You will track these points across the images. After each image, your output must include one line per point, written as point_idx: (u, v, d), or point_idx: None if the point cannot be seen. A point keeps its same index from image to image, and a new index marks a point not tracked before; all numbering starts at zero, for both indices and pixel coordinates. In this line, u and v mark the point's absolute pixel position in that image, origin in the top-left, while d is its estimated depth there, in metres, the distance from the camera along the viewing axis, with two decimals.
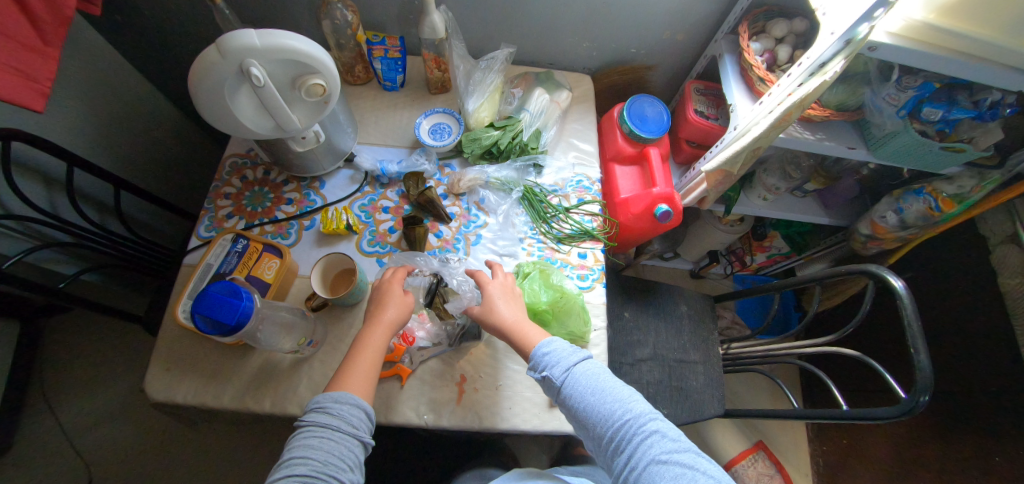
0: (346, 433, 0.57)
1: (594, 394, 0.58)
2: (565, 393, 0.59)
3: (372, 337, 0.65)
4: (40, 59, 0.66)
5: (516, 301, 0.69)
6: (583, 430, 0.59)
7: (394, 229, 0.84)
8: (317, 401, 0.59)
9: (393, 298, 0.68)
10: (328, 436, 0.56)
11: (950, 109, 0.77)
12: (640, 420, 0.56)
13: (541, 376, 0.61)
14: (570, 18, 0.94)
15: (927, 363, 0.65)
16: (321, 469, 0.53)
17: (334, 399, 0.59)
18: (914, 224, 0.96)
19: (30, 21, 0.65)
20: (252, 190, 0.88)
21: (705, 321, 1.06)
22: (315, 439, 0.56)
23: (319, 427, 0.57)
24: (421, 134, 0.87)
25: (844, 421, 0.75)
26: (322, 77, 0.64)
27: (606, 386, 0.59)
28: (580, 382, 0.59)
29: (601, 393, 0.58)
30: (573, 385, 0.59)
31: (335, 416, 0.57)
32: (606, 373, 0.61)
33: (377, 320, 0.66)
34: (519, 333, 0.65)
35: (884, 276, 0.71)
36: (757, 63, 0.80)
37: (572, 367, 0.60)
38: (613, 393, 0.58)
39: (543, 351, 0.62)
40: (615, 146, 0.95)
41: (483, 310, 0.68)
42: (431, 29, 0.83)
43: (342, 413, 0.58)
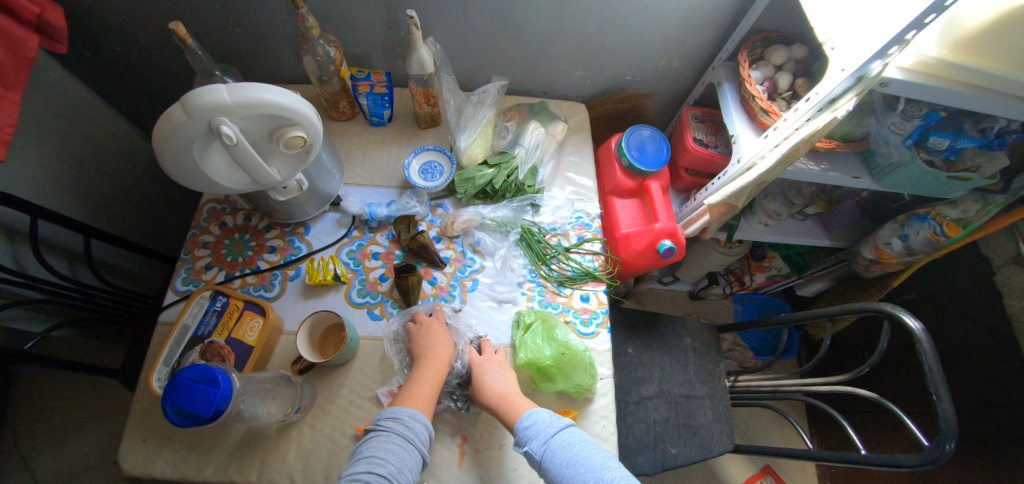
0: (414, 447, 0.57)
1: (569, 466, 0.56)
2: (544, 468, 0.57)
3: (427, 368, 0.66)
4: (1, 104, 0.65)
5: (506, 373, 0.69)
6: None
7: (385, 277, 0.79)
8: (392, 411, 0.60)
9: (439, 334, 0.70)
10: (402, 446, 0.57)
11: (958, 138, 0.74)
12: None
13: (523, 451, 0.59)
14: (564, 47, 0.91)
15: (950, 411, 0.62)
16: (392, 477, 0.53)
17: (408, 413, 0.60)
18: (920, 251, 0.94)
19: None
20: (232, 239, 0.82)
21: (711, 353, 1.02)
22: (390, 446, 0.57)
23: (393, 436, 0.58)
24: (411, 175, 0.83)
25: (863, 466, 0.72)
26: (303, 129, 0.60)
27: (583, 455, 0.57)
28: (557, 455, 0.57)
29: (577, 463, 0.56)
30: (551, 458, 0.57)
31: (410, 428, 0.58)
32: (586, 442, 0.59)
33: (425, 354, 0.67)
34: (507, 408, 0.63)
35: (901, 316, 0.69)
36: (759, 95, 0.77)
37: (550, 439, 0.58)
38: (588, 463, 0.56)
39: (524, 424, 0.60)
40: (613, 179, 0.92)
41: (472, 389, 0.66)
42: (420, 65, 0.79)
43: (415, 426, 0.59)
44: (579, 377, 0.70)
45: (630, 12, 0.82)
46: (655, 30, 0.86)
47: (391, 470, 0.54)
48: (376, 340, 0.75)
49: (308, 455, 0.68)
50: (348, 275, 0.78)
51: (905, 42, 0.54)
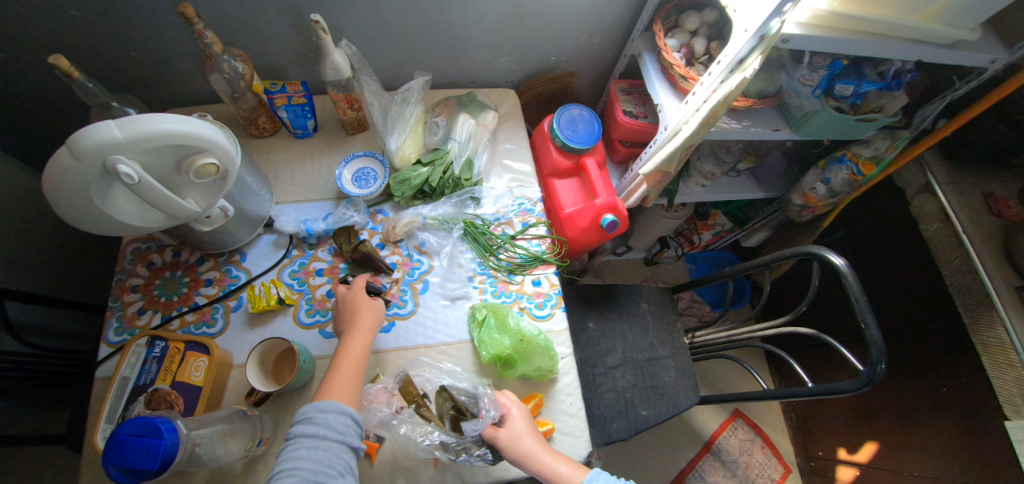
0: (332, 440, 0.57)
1: None
2: None
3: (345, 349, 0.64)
4: None
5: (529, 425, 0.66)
6: None
7: (333, 292, 0.77)
8: (304, 412, 0.58)
9: (363, 304, 0.68)
10: (316, 446, 0.56)
11: (859, 84, 0.79)
12: None
13: None
14: (484, 35, 0.90)
15: (877, 334, 0.67)
16: (311, 478, 0.54)
17: (319, 409, 0.58)
18: (842, 191, 1.00)
19: None
20: (161, 277, 0.78)
21: (668, 315, 1.07)
22: (304, 449, 0.56)
23: (307, 437, 0.56)
24: (343, 184, 0.81)
25: (811, 397, 0.78)
26: (214, 154, 0.58)
27: None
28: None
29: None
30: None
31: (324, 425, 0.57)
32: None
33: (354, 328, 0.66)
34: (548, 468, 0.63)
35: (827, 256, 0.74)
36: (677, 62, 0.79)
37: None
38: None
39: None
40: (551, 161, 0.92)
41: (511, 438, 0.63)
42: (334, 70, 0.76)
43: (327, 422, 0.57)
44: (537, 359, 0.72)
45: None
46: (572, 8, 0.87)
47: (307, 475, 0.54)
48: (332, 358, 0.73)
49: None
50: (293, 297, 0.76)
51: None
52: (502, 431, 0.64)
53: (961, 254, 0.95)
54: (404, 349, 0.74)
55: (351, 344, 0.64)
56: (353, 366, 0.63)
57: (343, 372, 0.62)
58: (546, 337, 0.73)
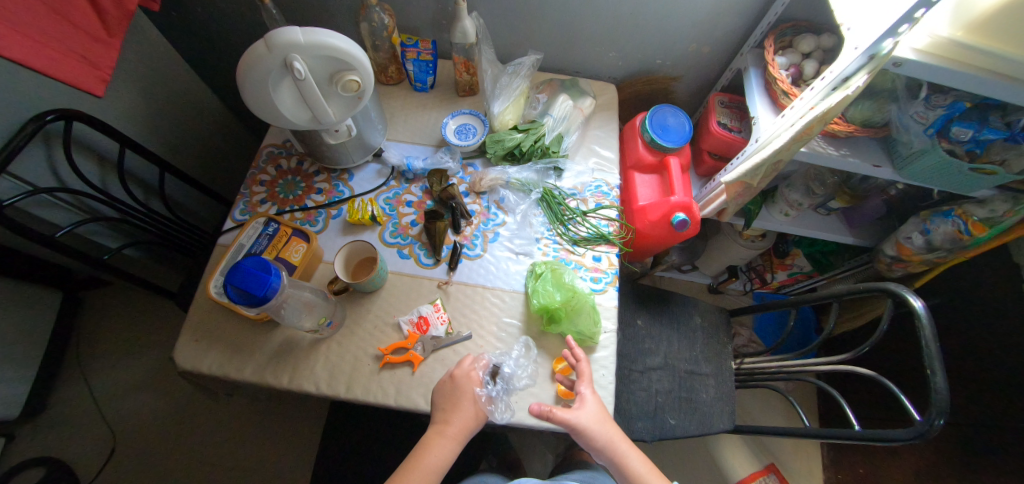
0: None
1: None
2: None
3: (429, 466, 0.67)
4: (103, 47, 0.75)
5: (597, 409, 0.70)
6: None
7: (416, 222, 0.87)
8: None
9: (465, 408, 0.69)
10: None
11: (981, 129, 0.75)
12: None
13: None
14: (597, 29, 0.97)
15: (944, 383, 0.63)
16: None
17: None
18: (941, 247, 0.94)
19: (97, 13, 0.73)
20: (285, 179, 0.92)
21: (718, 335, 1.05)
22: None
23: None
24: (446, 133, 0.91)
25: (854, 441, 0.74)
26: (359, 75, 0.70)
27: None
28: None
29: None
30: None
31: None
32: None
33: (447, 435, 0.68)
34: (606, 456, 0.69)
35: (905, 296, 0.70)
36: (782, 77, 0.81)
37: None
38: None
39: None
40: (635, 154, 0.96)
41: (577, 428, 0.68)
42: (462, 34, 0.88)
43: None
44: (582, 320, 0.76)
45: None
46: (685, 17, 0.91)
47: None
48: (402, 275, 0.82)
49: (334, 367, 0.77)
50: (383, 217, 0.86)
51: (915, 20, 0.57)
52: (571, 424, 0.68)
53: None
54: (465, 283, 0.81)
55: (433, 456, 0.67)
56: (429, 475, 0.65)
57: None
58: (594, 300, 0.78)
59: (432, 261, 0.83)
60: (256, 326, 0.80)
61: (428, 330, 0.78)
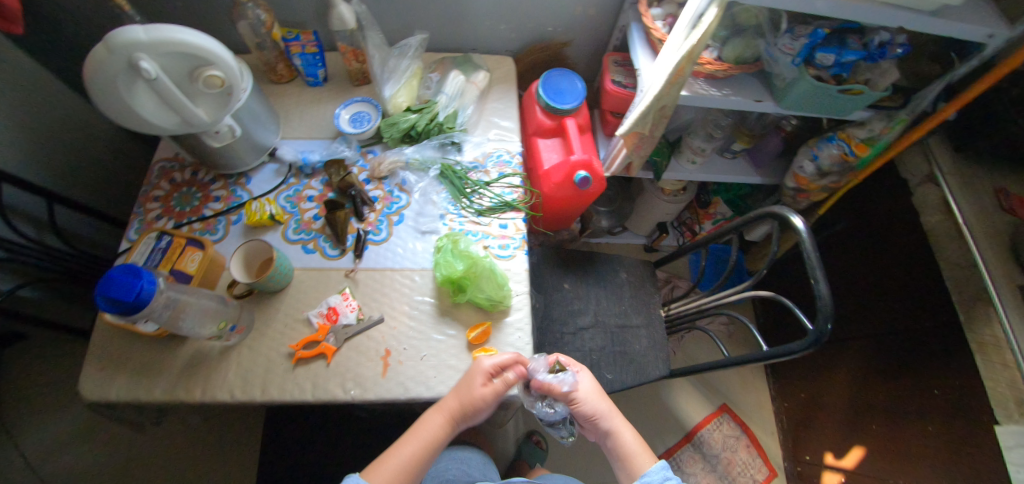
0: None
1: None
2: None
3: (429, 423, 0.69)
4: None
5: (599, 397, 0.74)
6: None
7: (319, 216, 0.86)
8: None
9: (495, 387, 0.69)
10: None
11: (841, 52, 0.79)
12: None
13: None
14: (482, 2, 0.97)
15: (825, 289, 0.66)
16: None
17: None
18: (831, 171, 0.99)
19: None
20: (180, 192, 0.89)
21: (645, 287, 1.08)
22: None
23: None
24: (340, 123, 0.90)
25: (763, 362, 0.77)
26: (220, 69, 0.68)
27: None
28: None
29: None
30: None
31: None
32: None
33: (438, 406, 0.70)
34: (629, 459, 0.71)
35: (787, 216, 0.73)
36: (655, 26, 0.84)
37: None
38: None
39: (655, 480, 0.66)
40: (535, 121, 0.98)
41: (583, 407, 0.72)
42: (340, 20, 0.87)
43: None
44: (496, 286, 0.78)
45: None
46: None
47: None
48: (308, 270, 0.81)
49: (247, 373, 0.75)
50: (284, 215, 0.85)
51: None
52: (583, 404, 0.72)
53: (960, 248, 0.92)
54: (373, 269, 0.81)
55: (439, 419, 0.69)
56: (416, 446, 0.68)
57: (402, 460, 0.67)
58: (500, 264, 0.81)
59: (338, 252, 0.83)
60: (162, 345, 0.77)
61: (339, 320, 0.77)
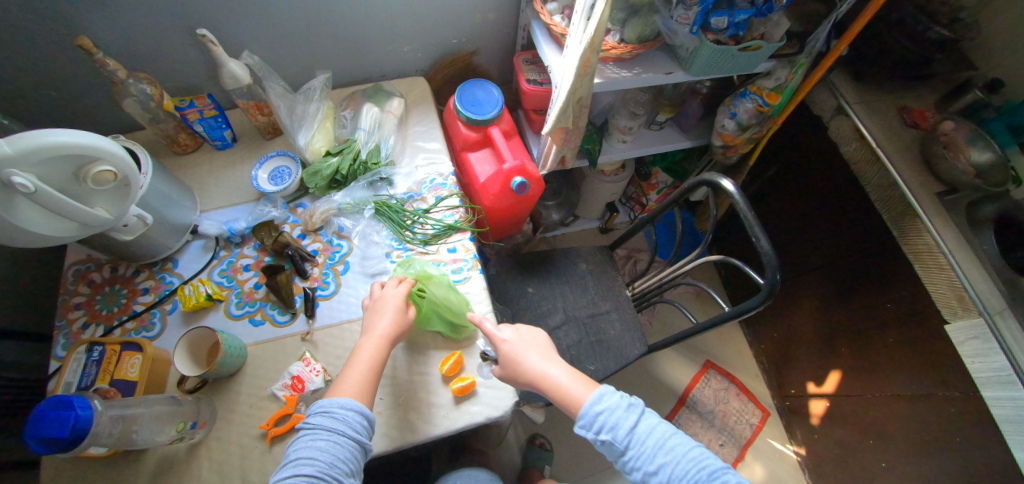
0: (350, 438, 0.60)
1: (660, 450, 0.62)
2: (627, 457, 0.63)
3: (365, 348, 0.68)
4: None
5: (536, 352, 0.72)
6: (636, 475, 0.63)
7: (259, 284, 0.82)
8: (323, 405, 0.62)
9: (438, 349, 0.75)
10: (334, 441, 0.59)
11: (732, 14, 0.82)
12: (687, 465, 0.60)
13: (602, 441, 0.64)
14: (380, 29, 0.95)
15: (766, 244, 0.69)
16: (326, 471, 0.57)
17: (339, 405, 0.61)
18: (751, 124, 1.03)
19: None
20: (103, 292, 0.82)
21: (607, 272, 1.10)
22: (322, 442, 0.59)
23: (325, 431, 0.60)
24: (258, 183, 0.85)
25: (728, 322, 0.79)
26: (109, 162, 0.62)
27: (665, 442, 0.62)
28: (643, 441, 0.62)
29: (664, 448, 0.62)
30: (635, 448, 0.62)
31: (338, 420, 0.60)
32: (665, 427, 0.64)
33: (370, 331, 0.69)
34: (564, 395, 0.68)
35: (719, 182, 0.76)
36: (554, 21, 0.84)
37: (632, 429, 0.63)
38: (656, 441, 0.62)
39: (594, 413, 0.65)
40: (460, 136, 0.96)
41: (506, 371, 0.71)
42: (233, 78, 0.83)
43: (347, 419, 0.61)
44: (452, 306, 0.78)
45: None
46: None
47: (322, 469, 0.57)
48: (262, 343, 0.78)
49: (221, 466, 0.69)
50: (221, 292, 0.80)
51: None
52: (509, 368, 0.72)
53: (880, 171, 1.00)
54: (329, 326, 0.78)
55: (376, 344, 0.68)
56: (367, 371, 0.66)
57: (350, 379, 0.65)
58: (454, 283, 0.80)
59: (288, 317, 0.79)
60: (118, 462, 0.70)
61: (306, 386, 0.73)
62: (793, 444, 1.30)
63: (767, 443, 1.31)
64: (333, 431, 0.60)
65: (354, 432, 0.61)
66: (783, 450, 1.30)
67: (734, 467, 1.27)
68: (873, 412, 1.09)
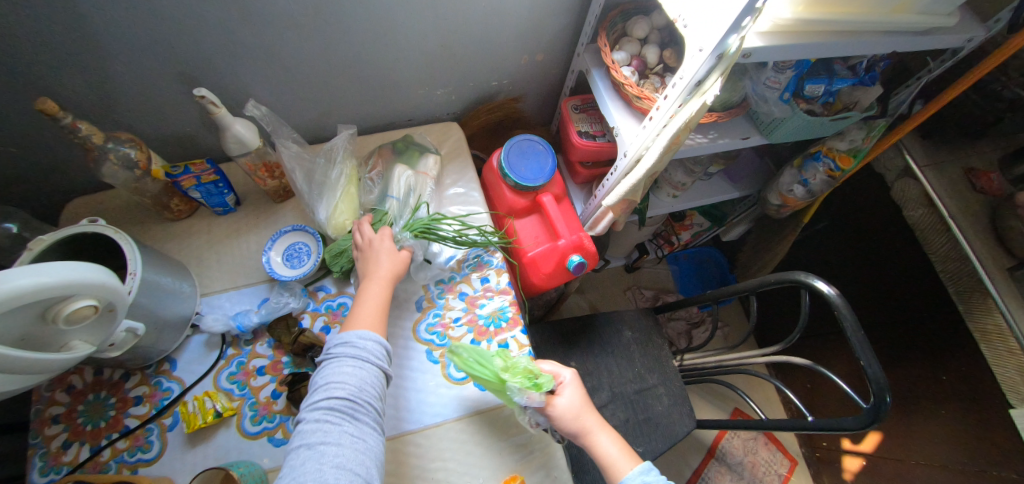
0: (375, 363, 0.60)
1: None
2: None
3: (370, 289, 0.66)
4: None
5: (584, 407, 0.68)
6: None
7: (278, 392, 0.69)
8: (339, 339, 0.60)
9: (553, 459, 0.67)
10: (360, 366, 0.58)
11: (831, 82, 0.73)
12: None
13: None
14: (413, 70, 0.82)
15: (880, 372, 0.61)
16: (358, 393, 0.56)
17: (357, 336, 0.60)
18: (821, 191, 0.95)
19: None
20: (86, 402, 0.68)
21: (652, 339, 1.01)
22: (349, 368, 0.58)
23: (351, 359, 0.59)
24: (273, 269, 0.72)
25: (812, 432, 0.73)
26: (86, 296, 0.48)
27: None
28: None
29: None
30: None
31: (362, 348, 0.60)
32: None
33: (372, 276, 0.67)
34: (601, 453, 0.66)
35: (813, 284, 0.68)
36: (628, 80, 0.72)
37: None
38: None
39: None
40: (505, 201, 0.84)
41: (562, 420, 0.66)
42: (238, 141, 0.68)
43: (369, 347, 0.60)
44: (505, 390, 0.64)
45: (475, 20, 0.75)
46: (505, 32, 0.79)
47: (352, 390, 0.56)
48: None
49: None
50: (233, 406, 0.68)
51: (756, 12, 0.49)
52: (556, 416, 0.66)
53: (949, 240, 0.94)
54: None
55: (381, 283, 0.66)
56: (376, 309, 0.65)
57: (366, 310, 0.64)
58: (528, 359, 0.68)
59: None
60: None
61: None
62: None
63: None
64: (358, 358, 0.59)
65: (380, 363, 0.61)
66: None
67: None
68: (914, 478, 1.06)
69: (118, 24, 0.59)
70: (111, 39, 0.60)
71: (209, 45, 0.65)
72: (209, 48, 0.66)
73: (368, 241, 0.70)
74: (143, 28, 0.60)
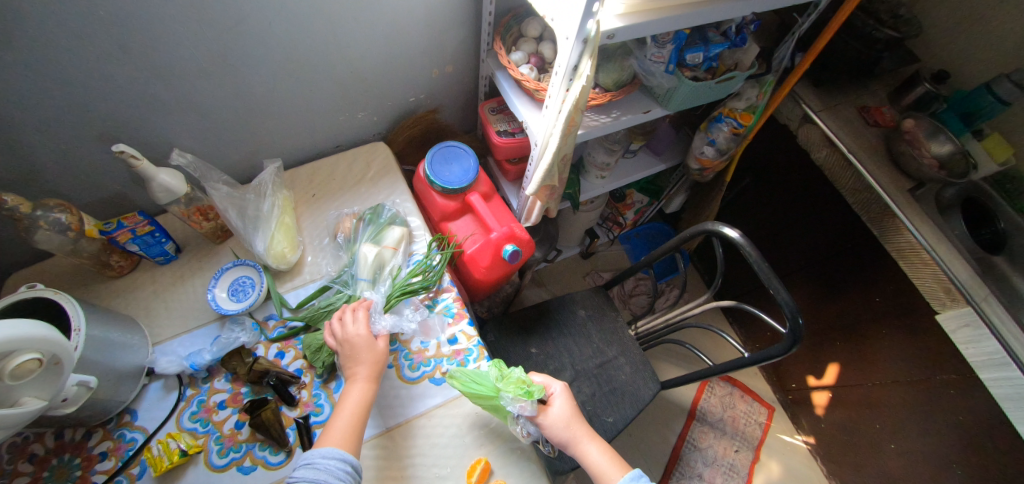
0: None
1: None
2: None
3: (351, 395, 0.64)
4: None
5: (578, 422, 0.71)
6: None
7: (241, 422, 0.71)
8: (306, 457, 0.58)
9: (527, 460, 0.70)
10: None
11: (707, 48, 0.81)
12: None
13: None
14: (331, 99, 0.87)
15: (787, 297, 0.67)
16: None
17: (322, 454, 0.57)
18: (729, 148, 1.02)
19: None
20: (49, 467, 0.67)
21: (605, 314, 1.06)
22: None
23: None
24: (219, 306, 0.75)
25: (750, 366, 0.78)
26: (28, 351, 0.50)
27: None
28: None
29: None
30: None
31: (323, 469, 0.56)
32: None
33: (352, 381, 0.65)
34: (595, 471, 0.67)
35: (722, 230, 0.74)
36: (525, 76, 0.78)
37: None
38: None
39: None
40: (437, 207, 0.88)
41: (549, 429, 0.70)
42: (166, 191, 0.71)
43: (331, 467, 0.56)
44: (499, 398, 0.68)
45: (378, 43, 0.81)
46: (410, 51, 0.85)
47: None
48: None
49: None
50: (198, 443, 0.69)
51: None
52: (544, 425, 0.70)
53: (853, 174, 1.02)
54: None
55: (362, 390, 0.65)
56: (354, 417, 0.62)
57: (339, 426, 0.61)
58: (520, 370, 0.71)
59: (282, 456, 0.69)
60: None
61: None
62: (800, 433, 1.35)
63: (778, 438, 1.35)
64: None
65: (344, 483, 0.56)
66: (793, 441, 1.35)
67: (752, 469, 1.30)
68: (873, 398, 1.13)
69: (30, 93, 0.62)
70: (22, 110, 0.63)
71: (123, 103, 0.69)
72: (123, 106, 0.69)
73: (345, 339, 0.68)
74: (55, 95, 0.63)
